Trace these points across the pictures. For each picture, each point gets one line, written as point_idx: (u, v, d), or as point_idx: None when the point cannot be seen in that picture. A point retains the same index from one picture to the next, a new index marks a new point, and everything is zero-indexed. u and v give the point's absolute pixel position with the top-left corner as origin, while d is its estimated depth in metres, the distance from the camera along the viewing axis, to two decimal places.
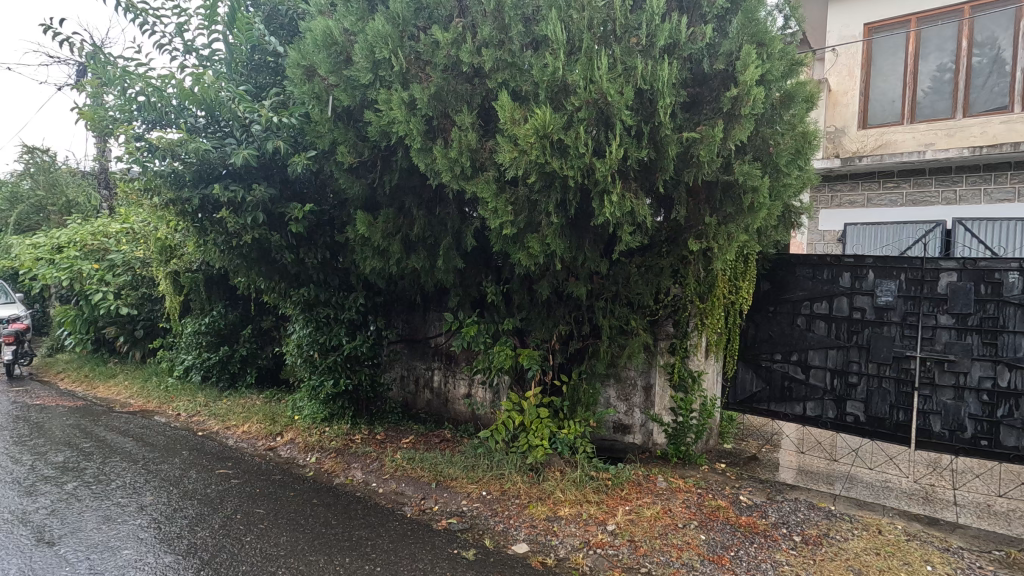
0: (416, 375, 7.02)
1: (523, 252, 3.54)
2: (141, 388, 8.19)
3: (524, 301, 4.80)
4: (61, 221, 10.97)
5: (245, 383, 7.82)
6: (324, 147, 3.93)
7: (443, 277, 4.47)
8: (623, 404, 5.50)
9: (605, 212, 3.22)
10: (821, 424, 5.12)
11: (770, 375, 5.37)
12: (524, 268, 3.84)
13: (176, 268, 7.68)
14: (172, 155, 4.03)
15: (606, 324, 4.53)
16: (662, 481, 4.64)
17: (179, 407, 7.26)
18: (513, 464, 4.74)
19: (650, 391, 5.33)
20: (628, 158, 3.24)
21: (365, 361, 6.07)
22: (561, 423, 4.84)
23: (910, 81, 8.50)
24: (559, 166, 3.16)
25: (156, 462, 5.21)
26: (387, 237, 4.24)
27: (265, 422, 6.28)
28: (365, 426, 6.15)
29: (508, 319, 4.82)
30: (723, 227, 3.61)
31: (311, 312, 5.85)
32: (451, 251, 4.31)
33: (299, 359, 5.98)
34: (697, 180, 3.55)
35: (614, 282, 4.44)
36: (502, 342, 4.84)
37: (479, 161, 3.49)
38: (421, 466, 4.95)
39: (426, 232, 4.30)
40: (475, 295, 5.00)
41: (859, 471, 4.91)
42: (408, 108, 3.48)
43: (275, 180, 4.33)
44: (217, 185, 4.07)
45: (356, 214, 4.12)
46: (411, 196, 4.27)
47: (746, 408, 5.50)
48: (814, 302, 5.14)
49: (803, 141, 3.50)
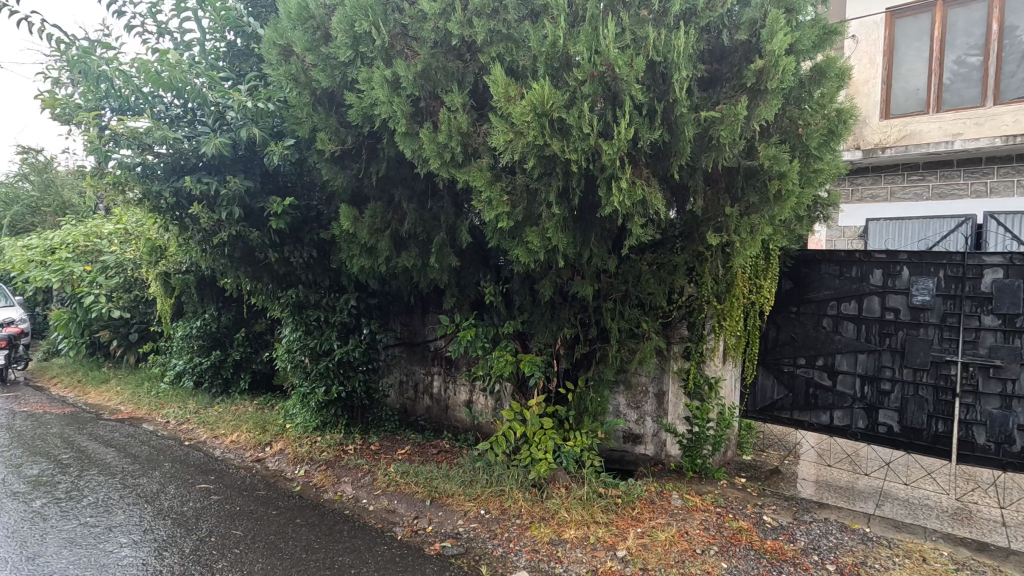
0: (415, 380, 6.67)
1: (521, 248, 3.18)
2: (132, 394, 7.91)
3: (526, 302, 4.44)
4: (56, 223, 10.75)
5: (239, 389, 7.52)
6: (304, 135, 3.58)
7: (436, 276, 4.12)
8: (633, 413, 5.12)
9: (614, 202, 2.84)
10: (850, 435, 4.71)
11: (793, 381, 4.96)
12: (524, 267, 3.47)
13: (166, 269, 7.39)
14: (140, 145, 3.72)
15: (614, 328, 4.16)
16: (677, 499, 4.24)
17: (169, 414, 6.97)
18: (514, 480, 4.38)
19: (663, 398, 4.94)
20: (639, 140, 2.86)
21: (359, 366, 5.73)
22: (566, 435, 4.47)
23: (936, 69, 8.02)
24: (561, 150, 2.79)
25: (134, 476, 4.91)
26: (376, 233, 3.89)
27: (254, 431, 5.96)
28: (360, 435, 5.81)
29: (508, 322, 4.46)
30: (745, 218, 3.22)
31: (301, 314, 5.51)
32: (445, 248, 3.95)
33: (289, 365, 5.68)
34: (716, 166, 3.17)
35: (624, 281, 4.07)
36: (502, 347, 4.48)
37: (472, 146, 3.13)
38: (415, 480, 4.60)
39: (417, 227, 3.95)
40: (472, 296, 4.65)
41: (893, 486, 4.49)
42: (392, 88, 3.13)
43: (254, 172, 4.00)
44: (188, 178, 3.74)
45: (340, 208, 3.77)
46: (401, 189, 3.93)
47: (767, 417, 5.10)
48: (841, 302, 4.73)
49: (838, 121, 3.10)
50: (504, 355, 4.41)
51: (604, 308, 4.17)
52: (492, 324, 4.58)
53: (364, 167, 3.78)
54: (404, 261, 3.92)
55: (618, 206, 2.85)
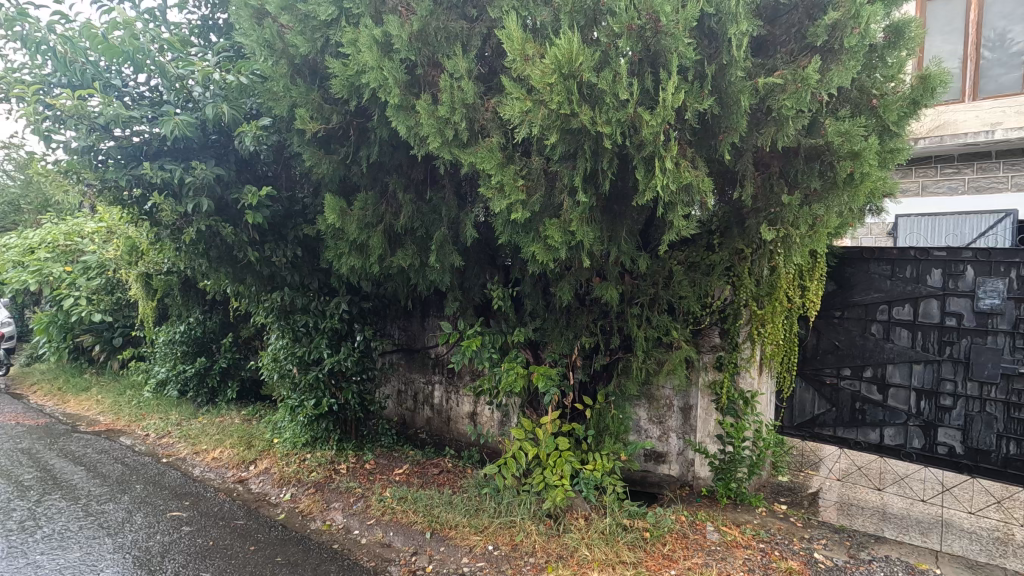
0: (415, 390, 6.16)
1: (539, 245, 2.66)
2: (112, 403, 7.40)
3: (539, 307, 3.93)
4: (38, 221, 10.24)
5: (226, 398, 7.02)
6: (281, 112, 3.06)
7: (437, 277, 3.60)
8: (656, 428, 4.64)
9: (657, 186, 2.31)
10: (903, 455, 4.19)
11: (836, 395, 4.43)
12: (540, 267, 2.96)
13: (147, 270, 6.86)
14: (89, 125, 3.18)
15: (641, 336, 3.66)
16: (713, 532, 3.73)
17: (149, 426, 6.46)
18: (525, 509, 3.86)
19: (690, 413, 4.45)
20: (685, 111, 2.34)
21: (352, 376, 5.21)
22: (584, 457, 3.95)
23: (972, 50, 7.38)
24: (590, 122, 2.27)
25: (99, 502, 4.38)
26: (366, 228, 3.36)
27: (238, 447, 5.44)
28: (353, 452, 5.29)
29: (518, 329, 3.94)
30: (806, 208, 2.69)
31: (287, 320, 5.04)
32: (447, 246, 3.44)
33: (277, 375, 5.23)
34: (772, 145, 2.65)
35: (654, 285, 3.60)
36: (511, 358, 3.94)
37: (480, 121, 2.61)
38: (413, 508, 4.07)
39: (416, 221, 3.44)
40: (478, 299, 4.13)
41: (956, 514, 3.96)
42: (384, 52, 2.61)
43: (228, 158, 3.48)
44: (147, 164, 3.22)
45: (324, 198, 3.25)
46: (396, 177, 3.41)
47: (806, 434, 4.57)
48: (893, 306, 4.19)
49: (921, 89, 2.56)
50: (514, 367, 3.86)
51: (629, 314, 3.69)
52: (500, 331, 4.04)
53: (353, 150, 3.26)
54: (399, 260, 3.40)
55: (661, 192, 2.33)
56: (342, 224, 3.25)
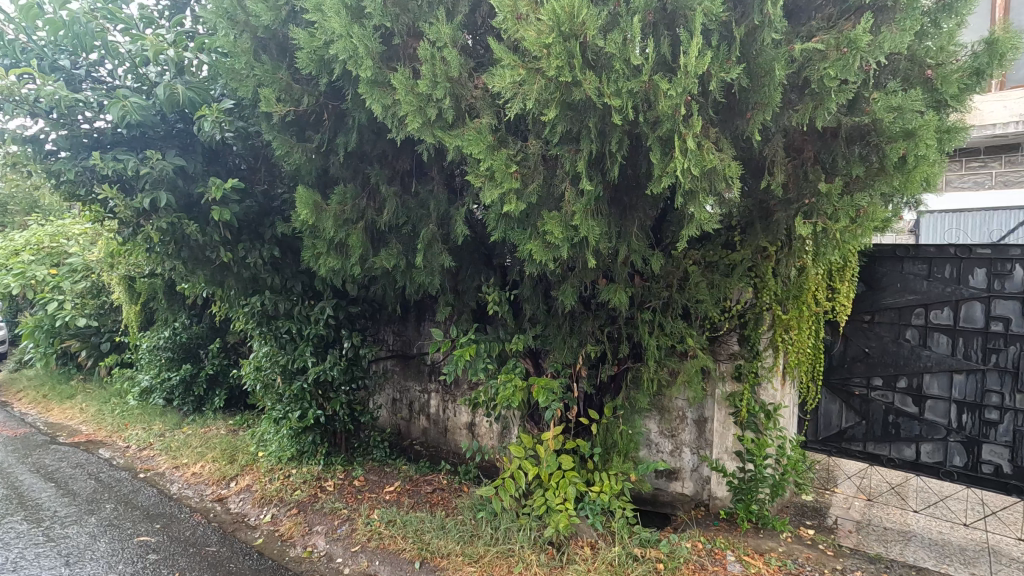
0: (410, 398, 5.83)
1: (537, 243, 2.30)
2: (96, 412, 7.08)
3: (539, 312, 3.56)
4: (25, 222, 9.93)
5: (213, 407, 6.69)
6: (245, 94, 2.71)
7: (425, 280, 3.24)
8: (668, 442, 4.28)
9: (677, 172, 1.95)
10: (942, 474, 3.80)
11: (867, 407, 4.04)
12: (540, 268, 2.60)
13: (128, 273, 6.52)
14: (33, 110, 2.85)
15: (652, 345, 3.29)
16: (733, 562, 3.35)
17: (130, 438, 6.13)
18: (525, 535, 3.50)
19: (704, 426, 4.10)
20: (709, 81, 1.97)
21: (341, 386, 4.87)
22: (589, 478, 3.59)
23: None
24: (596, 94, 1.90)
25: (63, 525, 4.05)
26: (344, 225, 3.01)
27: (220, 461, 5.11)
28: (342, 467, 4.94)
29: (516, 337, 3.57)
30: (848, 198, 2.32)
31: (269, 326, 4.69)
32: (436, 245, 3.08)
33: (260, 385, 4.88)
34: (808, 125, 2.28)
35: (667, 287, 3.24)
36: (509, 369, 3.56)
37: (467, 98, 2.25)
38: (401, 533, 3.71)
39: (401, 217, 3.09)
40: (472, 303, 3.77)
41: (1003, 540, 3.57)
42: (354, 19, 2.26)
43: (192, 148, 3.14)
44: (97, 154, 2.88)
45: (296, 191, 2.89)
46: (378, 168, 3.05)
47: (832, 449, 4.18)
48: (931, 309, 3.79)
49: (986, 56, 2.18)
50: (512, 377, 3.48)
51: (639, 320, 3.34)
52: (497, 338, 3.67)
53: (329, 138, 2.91)
54: (381, 261, 3.04)
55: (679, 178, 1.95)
56: (316, 220, 2.89)
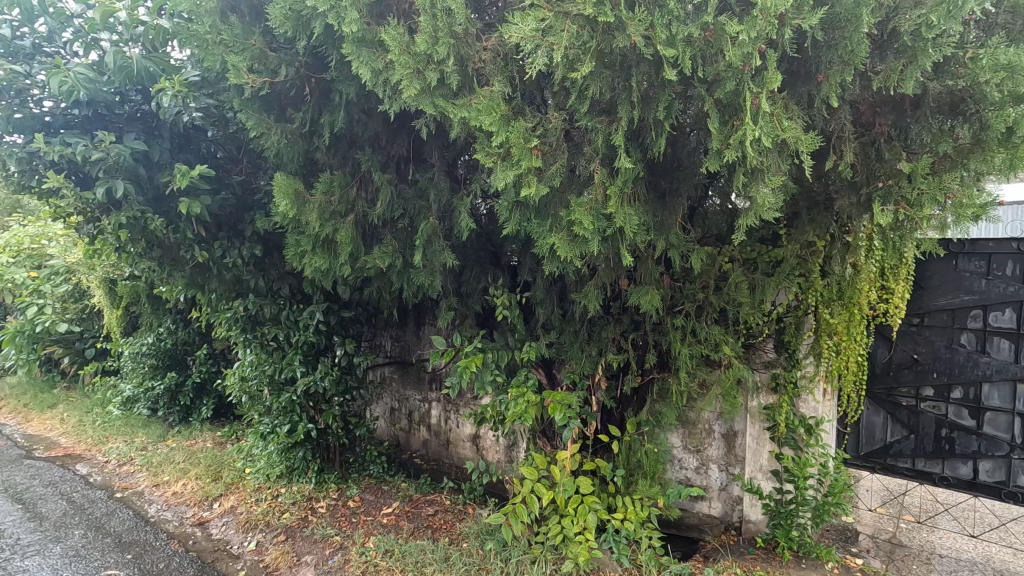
0: (409, 408, 5.47)
1: (560, 235, 1.91)
2: (76, 424, 6.66)
3: (554, 317, 3.17)
4: (6, 222, 9.48)
5: (200, 417, 6.27)
6: (213, 64, 2.31)
7: (424, 282, 2.84)
8: (692, 458, 3.91)
9: (743, 142, 1.56)
10: (1004, 494, 3.41)
11: (916, 420, 3.64)
12: (560, 267, 2.20)
13: (108, 275, 6.10)
14: None
15: (685, 354, 2.88)
16: None
17: (110, 452, 5.72)
18: (540, 569, 3.09)
19: (734, 441, 3.73)
20: (780, 30, 1.57)
21: (334, 397, 4.48)
22: (611, 503, 3.20)
23: None
24: (641, 45, 1.50)
25: (24, 556, 3.65)
26: (331, 218, 2.61)
27: (204, 479, 4.70)
28: (336, 485, 4.54)
29: (528, 345, 3.18)
30: (937, 179, 1.92)
31: (255, 332, 4.28)
32: (437, 242, 2.70)
33: (246, 397, 4.48)
34: (890, 90, 1.88)
35: (701, 288, 2.84)
36: (520, 381, 3.16)
37: (475, 60, 1.87)
38: (400, 566, 3.30)
39: (397, 208, 2.70)
40: (478, 307, 3.37)
41: None
42: None
43: (157, 132, 2.76)
44: (39, 136, 2.49)
45: (274, 177, 2.46)
46: (370, 153, 2.66)
47: (876, 466, 3.78)
48: (989, 311, 3.40)
49: None
50: (524, 391, 3.08)
51: (669, 326, 2.94)
52: (505, 346, 3.28)
53: (313, 117, 2.52)
54: (375, 259, 2.64)
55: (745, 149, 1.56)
56: (297, 212, 2.48)
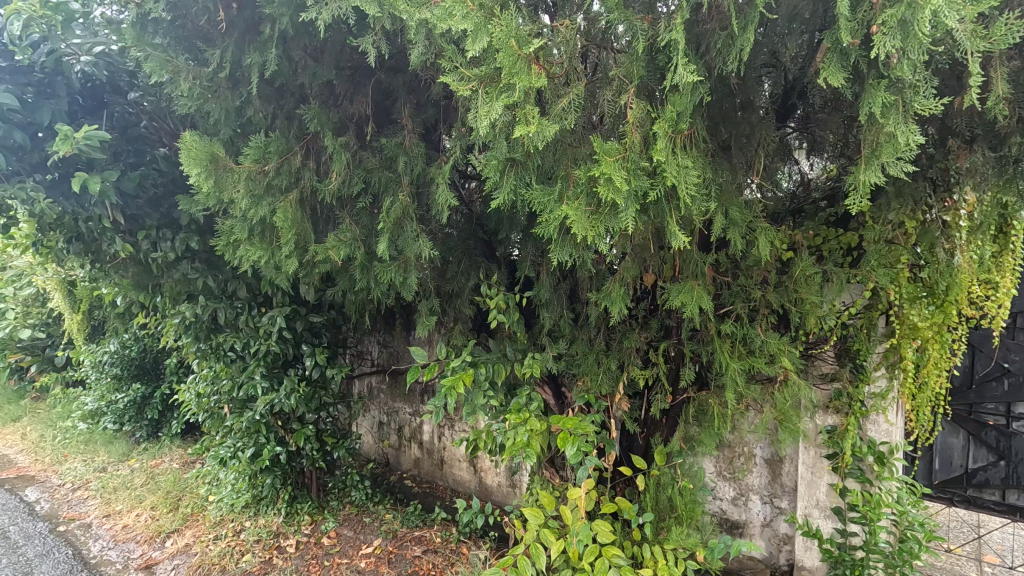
0: (399, 423, 4.87)
1: (574, 205, 1.26)
2: (36, 441, 6.04)
3: (563, 321, 2.52)
4: None
5: (169, 433, 5.63)
6: None
7: (394, 279, 2.19)
8: (730, 487, 3.29)
9: (901, 24, 1.09)
10: None
11: (1007, 444, 2.99)
12: (573, 257, 1.56)
13: (63, 277, 5.43)
14: None
15: (734, 369, 2.22)
16: None
17: (65, 475, 5.10)
18: None
19: (782, 470, 3.10)
20: None
21: (306, 415, 3.85)
22: (636, 555, 2.54)
23: None
24: None
25: None
26: (267, 194, 1.98)
27: (159, 511, 4.06)
28: (309, 518, 3.91)
29: (530, 358, 2.54)
30: None
31: (209, 342, 3.65)
32: (409, 226, 2.06)
33: (204, 416, 3.84)
34: None
35: (756, 283, 2.20)
36: (521, 403, 2.51)
37: None
38: None
39: (357, 183, 2.06)
40: (469, 310, 2.72)
41: None
42: None
43: (50, 89, 2.29)
44: None
45: (184, 139, 1.84)
46: (316, 106, 2.02)
47: (956, 497, 3.12)
48: None
49: None
50: (527, 417, 2.42)
51: (714, 333, 2.28)
52: (502, 358, 2.62)
53: (236, 56, 1.91)
54: (326, 249, 2.00)
55: (912, 34, 1.09)
56: (215, 185, 1.87)
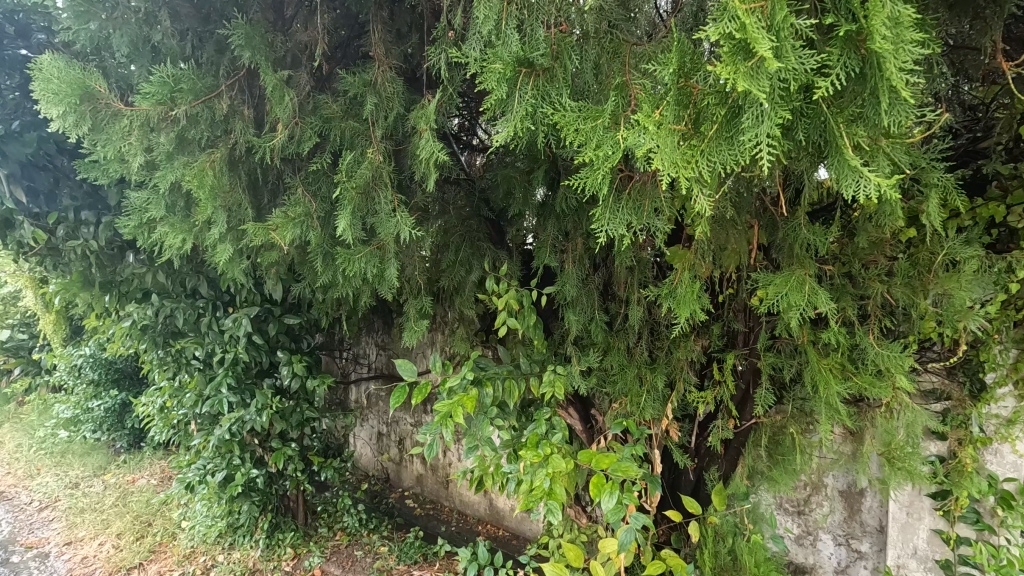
0: (400, 434, 4.30)
1: (662, 125, 0.91)
2: (13, 449, 5.62)
3: (593, 323, 1.94)
4: None
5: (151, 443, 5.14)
6: None
7: (363, 269, 1.61)
8: (795, 524, 2.58)
9: None
10: None
11: None
12: (626, 228, 1.17)
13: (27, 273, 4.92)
14: None
15: (836, 393, 1.58)
16: None
17: (34, 492, 4.63)
18: None
19: (862, 508, 2.35)
20: None
21: (287, 433, 3.29)
22: None
23: None
24: None
25: None
26: (182, 151, 1.65)
27: (123, 542, 3.55)
28: (291, 551, 3.36)
29: (551, 373, 1.95)
30: None
31: (168, 348, 3.10)
32: (383, 195, 1.47)
33: (170, 433, 3.32)
34: None
35: (872, 273, 1.62)
36: (539, 432, 1.92)
37: None
38: None
39: (309, 136, 1.51)
40: (472, 311, 2.14)
41: None
42: None
43: None
44: None
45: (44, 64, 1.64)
46: (245, 24, 1.51)
47: None
48: None
49: None
50: (548, 454, 1.81)
51: (804, 340, 1.68)
52: (514, 371, 2.04)
53: None
54: (266, 231, 1.46)
55: None
56: (91, 123, 1.70)
